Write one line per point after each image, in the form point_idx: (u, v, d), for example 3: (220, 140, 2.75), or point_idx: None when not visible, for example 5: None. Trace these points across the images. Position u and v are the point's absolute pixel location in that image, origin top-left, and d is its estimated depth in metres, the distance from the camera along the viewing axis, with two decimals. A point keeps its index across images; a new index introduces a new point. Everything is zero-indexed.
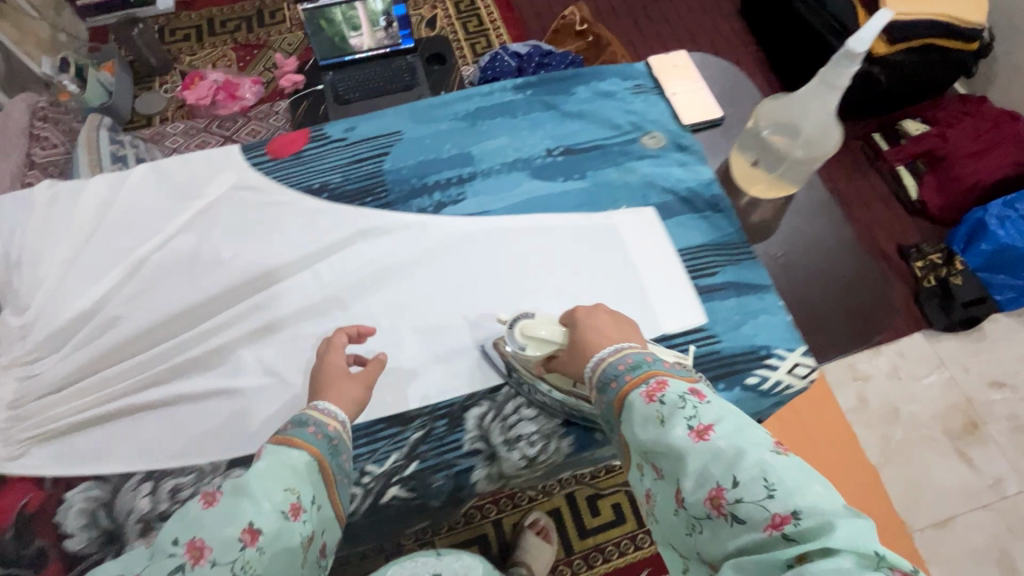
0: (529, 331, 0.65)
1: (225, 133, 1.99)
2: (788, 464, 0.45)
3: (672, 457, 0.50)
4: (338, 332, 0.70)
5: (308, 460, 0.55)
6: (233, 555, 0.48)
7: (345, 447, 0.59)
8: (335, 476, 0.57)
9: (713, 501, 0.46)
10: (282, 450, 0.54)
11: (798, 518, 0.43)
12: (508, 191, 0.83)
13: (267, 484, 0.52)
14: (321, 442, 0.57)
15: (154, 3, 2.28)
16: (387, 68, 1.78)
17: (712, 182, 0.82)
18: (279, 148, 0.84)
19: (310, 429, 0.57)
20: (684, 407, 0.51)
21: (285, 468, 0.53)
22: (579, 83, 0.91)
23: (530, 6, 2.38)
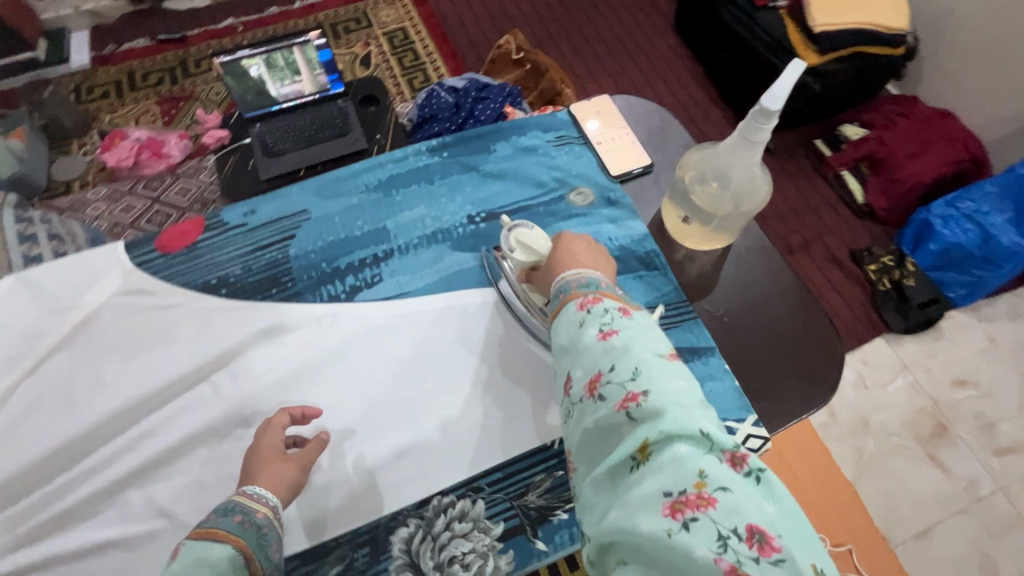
0: (525, 235, 0.68)
1: (152, 194, 1.88)
2: (662, 366, 0.48)
3: (575, 352, 0.52)
4: (280, 411, 0.63)
5: (232, 555, 0.50)
6: None
7: (275, 536, 0.54)
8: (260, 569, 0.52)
9: (591, 387, 0.50)
10: (204, 546, 0.50)
11: (648, 404, 0.45)
12: (428, 268, 0.76)
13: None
14: (247, 533, 0.53)
15: (68, 61, 2.19)
16: (318, 115, 1.70)
17: (644, 237, 0.78)
18: (169, 242, 0.76)
19: (236, 518, 0.53)
20: (602, 314, 0.53)
21: (203, 569, 0.49)
22: (498, 140, 0.85)
23: (465, 36, 2.35)
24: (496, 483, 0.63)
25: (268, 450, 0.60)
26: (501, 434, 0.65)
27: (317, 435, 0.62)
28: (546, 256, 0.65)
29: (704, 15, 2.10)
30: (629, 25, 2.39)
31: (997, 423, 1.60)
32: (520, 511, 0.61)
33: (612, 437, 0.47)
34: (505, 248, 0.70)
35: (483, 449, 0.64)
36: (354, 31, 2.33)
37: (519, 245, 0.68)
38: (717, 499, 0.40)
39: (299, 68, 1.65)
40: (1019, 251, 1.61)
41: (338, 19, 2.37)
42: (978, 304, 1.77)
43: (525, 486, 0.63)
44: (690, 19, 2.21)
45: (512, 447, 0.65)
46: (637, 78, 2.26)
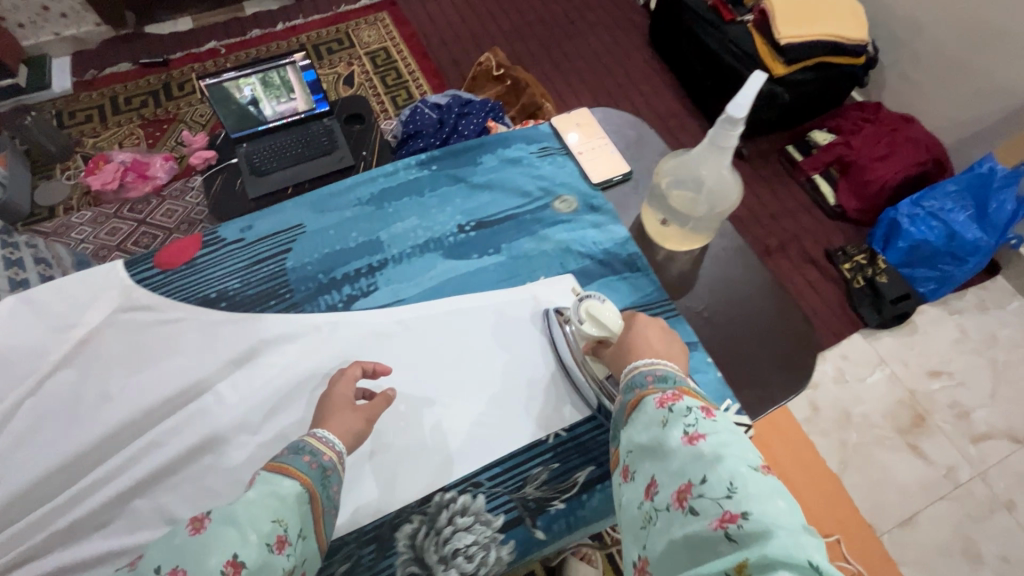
0: (595, 307, 0.67)
1: (138, 216, 1.89)
2: (760, 482, 0.45)
3: (659, 455, 0.51)
4: (354, 364, 0.68)
5: (300, 491, 0.53)
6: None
7: (337, 479, 0.58)
8: (322, 508, 0.55)
9: (677, 496, 0.47)
10: (276, 480, 0.53)
11: (747, 524, 0.42)
12: (422, 275, 0.79)
13: (258, 515, 0.50)
14: (314, 473, 0.56)
15: (50, 86, 2.19)
16: (303, 133, 1.74)
17: (626, 241, 0.82)
18: (169, 259, 0.78)
19: (305, 458, 0.56)
20: (687, 415, 0.51)
21: (275, 499, 0.51)
22: (484, 152, 0.89)
23: (447, 54, 2.41)
24: (494, 480, 0.65)
25: (341, 399, 0.64)
26: (500, 430, 0.68)
27: (385, 391, 0.67)
28: (617, 337, 0.64)
29: (677, 30, 2.19)
30: (605, 41, 2.48)
31: (973, 411, 1.67)
32: (519, 503, 0.64)
33: (703, 555, 0.43)
34: (574, 320, 0.68)
35: (483, 445, 0.67)
36: (337, 52, 2.38)
37: (588, 318, 0.67)
38: None
39: (294, 86, 1.66)
40: (983, 246, 1.70)
41: (320, 40, 2.42)
42: (948, 298, 1.84)
43: (524, 479, 0.65)
44: (664, 34, 2.30)
45: (508, 443, 0.68)
46: (615, 91, 2.33)
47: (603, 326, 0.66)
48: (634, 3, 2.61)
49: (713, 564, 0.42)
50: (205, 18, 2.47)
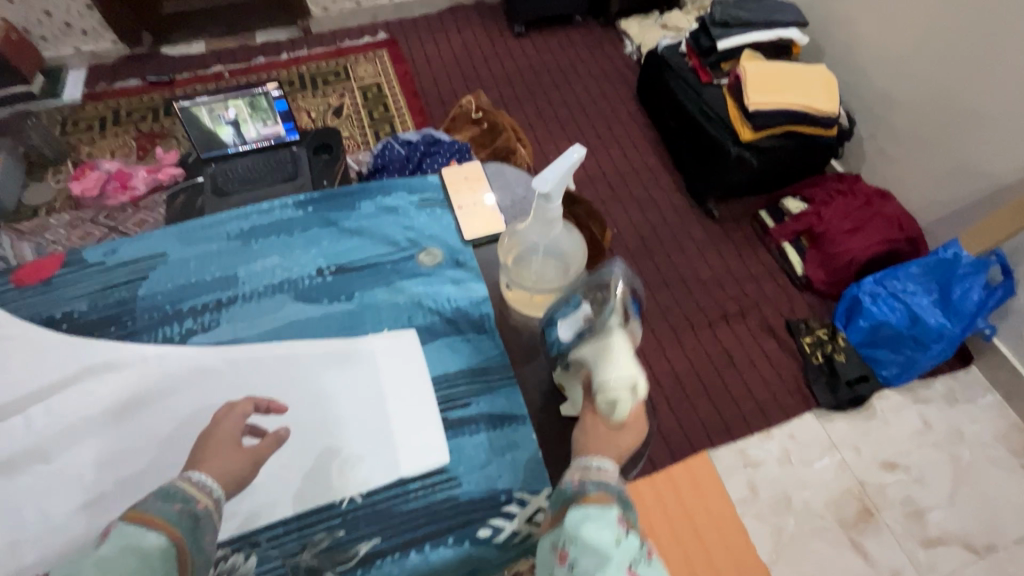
0: (625, 407, 0.61)
1: (112, 223, 1.97)
2: None
3: (603, 567, 0.51)
4: (246, 400, 0.70)
5: (165, 544, 0.52)
6: None
7: (209, 529, 0.57)
8: (192, 560, 0.54)
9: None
10: (137, 533, 0.52)
11: None
12: (266, 316, 0.78)
13: (108, 575, 0.49)
14: (184, 522, 0.55)
15: (61, 95, 2.35)
16: (270, 159, 1.81)
17: (483, 300, 0.80)
18: (27, 276, 0.80)
19: (176, 506, 0.56)
20: (638, 550, 0.53)
21: (131, 556, 0.51)
22: (364, 198, 0.89)
23: (436, 94, 2.49)
24: (272, 540, 0.62)
25: (224, 437, 0.65)
26: (299, 486, 0.65)
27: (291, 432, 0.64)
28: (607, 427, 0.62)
29: (658, 89, 2.22)
30: (593, 93, 2.52)
31: (927, 511, 1.54)
32: (290, 569, 0.61)
33: None
34: (609, 377, 0.61)
35: (267, 502, 0.64)
36: (332, 84, 2.48)
37: (614, 398, 0.60)
38: None
39: (272, 116, 1.80)
40: (947, 333, 1.61)
41: (318, 71, 2.53)
42: (913, 385, 1.74)
43: (304, 543, 0.62)
44: (648, 90, 2.33)
45: (299, 501, 0.65)
46: (595, 142, 2.35)
47: (609, 413, 0.62)
48: (627, 59, 2.66)
49: None
50: (217, 43, 2.62)
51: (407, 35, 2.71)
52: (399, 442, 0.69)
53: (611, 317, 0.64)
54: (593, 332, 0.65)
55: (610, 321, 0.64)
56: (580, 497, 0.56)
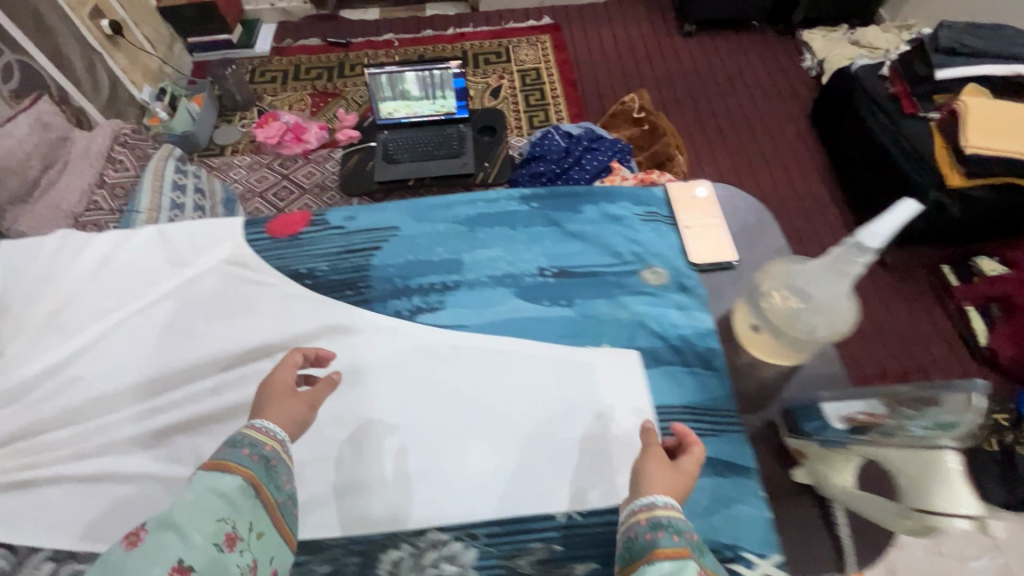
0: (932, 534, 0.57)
1: (283, 171, 2.12)
2: None
3: None
4: (293, 352, 0.69)
5: (240, 484, 0.55)
6: None
7: (283, 469, 0.59)
8: (271, 496, 0.57)
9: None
10: (216, 476, 0.55)
11: None
12: (488, 307, 0.79)
13: (194, 514, 0.52)
14: (255, 465, 0.57)
15: (254, 46, 2.56)
16: (439, 134, 1.87)
17: (709, 334, 0.76)
18: (278, 229, 0.86)
19: (244, 451, 0.58)
20: None
21: (216, 500, 0.53)
22: (587, 203, 0.88)
23: (593, 86, 2.43)
24: (379, 507, 0.66)
25: (282, 385, 0.66)
26: (496, 483, 0.67)
27: (329, 376, 0.70)
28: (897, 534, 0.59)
29: (844, 113, 2.02)
30: (761, 107, 2.33)
31: None
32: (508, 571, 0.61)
33: None
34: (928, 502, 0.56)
35: (484, 496, 0.66)
36: (493, 63, 2.50)
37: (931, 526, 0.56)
38: None
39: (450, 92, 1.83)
40: None
41: (481, 50, 2.55)
42: None
43: (519, 549, 0.63)
44: (829, 113, 2.12)
45: (511, 503, 0.65)
46: (757, 160, 2.18)
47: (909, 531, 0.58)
48: (804, 73, 2.43)
49: None
50: (389, 13, 2.74)
51: (570, 22, 2.66)
52: (620, 471, 0.67)
53: (938, 432, 0.58)
54: (909, 443, 0.59)
55: (937, 436, 0.58)
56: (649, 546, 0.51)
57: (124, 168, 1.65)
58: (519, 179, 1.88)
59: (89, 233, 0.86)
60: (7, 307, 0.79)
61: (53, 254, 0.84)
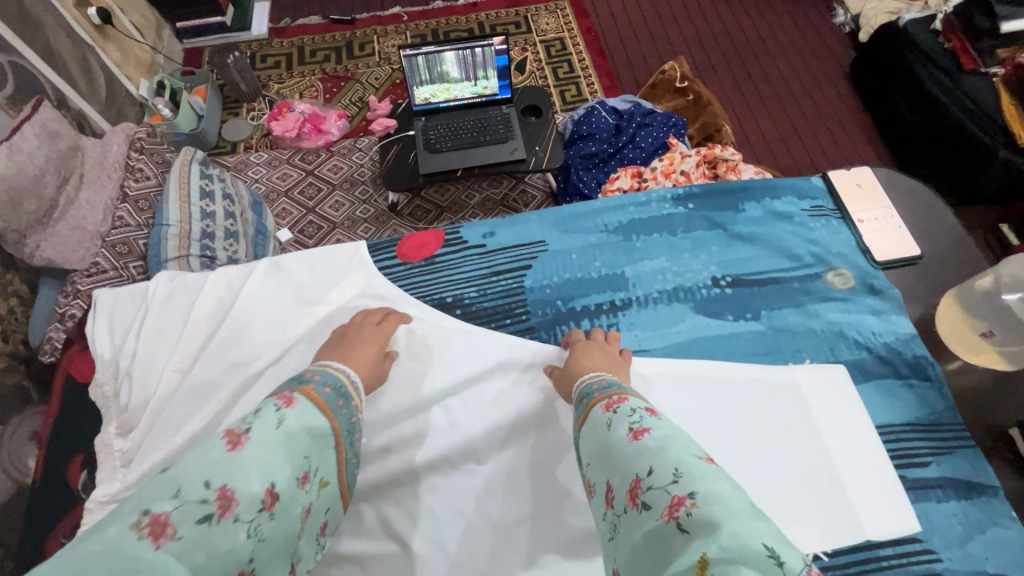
0: None
1: (307, 167, 1.96)
2: (699, 466, 0.55)
3: (614, 455, 0.61)
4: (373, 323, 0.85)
5: (328, 427, 0.64)
6: (253, 515, 0.52)
7: (357, 429, 0.70)
8: (343, 444, 0.66)
9: (630, 492, 0.57)
10: (314, 415, 0.63)
11: (692, 503, 0.51)
12: (671, 327, 0.92)
13: (295, 442, 0.59)
14: (341, 413, 0.67)
15: (250, 29, 2.33)
16: (482, 118, 1.74)
17: (910, 339, 0.90)
18: (410, 253, 1.01)
19: (329, 388, 0.69)
20: (631, 418, 0.64)
21: (307, 437, 0.61)
22: (750, 201, 1.05)
23: (623, 54, 2.28)
24: None
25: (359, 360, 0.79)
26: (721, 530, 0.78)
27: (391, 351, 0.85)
28: None
29: (890, 72, 1.96)
30: (799, 69, 2.25)
31: None
32: None
33: (658, 538, 0.51)
34: None
35: None
36: (513, 35, 2.30)
37: None
38: (722, 568, 0.44)
39: (487, 70, 1.67)
40: None
41: (498, 20, 2.35)
42: None
43: None
44: (873, 73, 2.05)
45: None
46: (802, 125, 2.11)
47: None
48: (838, 30, 2.35)
49: (665, 540, 0.50)
50: None
51: None
52: (859, 506, 0.77)
53: None
54: None
55: None
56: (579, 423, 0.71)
57: (146, 177, 1.43)
58: (569, 162, 1.77)
59: (195, 281, 1.00)
60: (135, 370, 0.91)
61: (163, 305, 0.96)
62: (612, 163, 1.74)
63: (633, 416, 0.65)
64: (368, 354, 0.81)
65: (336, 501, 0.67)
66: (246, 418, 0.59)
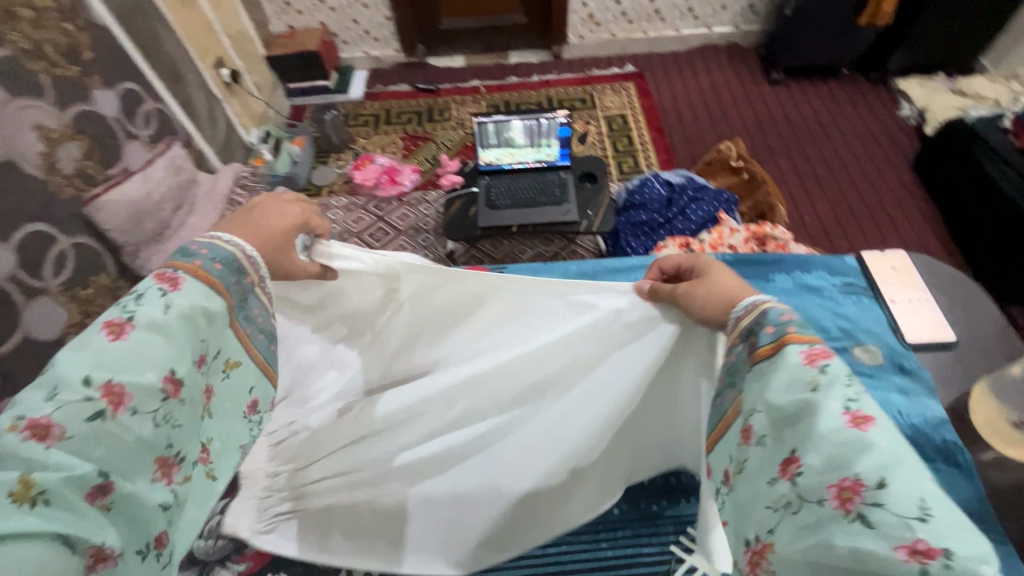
0: None
1: (378, 214, 2.11)
2: (947, 497, 0.41)
3: (808, 431, 0.48)
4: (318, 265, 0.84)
5: (220, 301, 0.59)
6: (154, 407, 0.51)
7: (256, 302, 0.65)
8: (238, 319, 0.63)
9: (838, 493, 0.44)
10: (209, 297, 0.58)
11: (944, 560, 0.38)
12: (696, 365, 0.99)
13: (191, 320, 0.55)
14: (232, 284, 0.61)
15: (348, 92, 2.66)
16: (540, 181, 1.88)
17: (942, 424, 0.87)
18: None
19: (217, 261, 0.60)
20: (847, 387, 0.48)
21: (199, 322, 0.56)
22: (781, 273, 1.10)
23: (681, 132, 2.41)
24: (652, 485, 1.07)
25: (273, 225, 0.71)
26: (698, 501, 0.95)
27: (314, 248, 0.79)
28: None
29: (956, 164, 1.94)
30: (860, 156, 2.26)
31: None
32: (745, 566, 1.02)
33: (868, 565, 0.42)
34: None
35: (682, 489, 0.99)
36: (579, 109, 2.49)
37: None
38: None
39: (549, 139, 1.83)
40: None
41: (566, 96, 2.55)
42: None
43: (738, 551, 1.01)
44: (938, 165, 2.04)
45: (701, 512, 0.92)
46: (859, 210, 2.10)
47: None
48: (904, 123, 2.36)
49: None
50: (475, 58, 2.79)
51: (654, 70, 2.68)
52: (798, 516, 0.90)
53: None
54: None
55: None
56: (752, 352, 0.59)
57: None
58: (618, 228, 1.86)
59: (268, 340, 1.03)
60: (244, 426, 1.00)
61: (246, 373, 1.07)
62: (660, 233, 1.80)
63: (849, 387, 0.49)
64: (295, 211, 0.74)
65: (262, 382, 0.68)
66: (125, 303, 0.53)
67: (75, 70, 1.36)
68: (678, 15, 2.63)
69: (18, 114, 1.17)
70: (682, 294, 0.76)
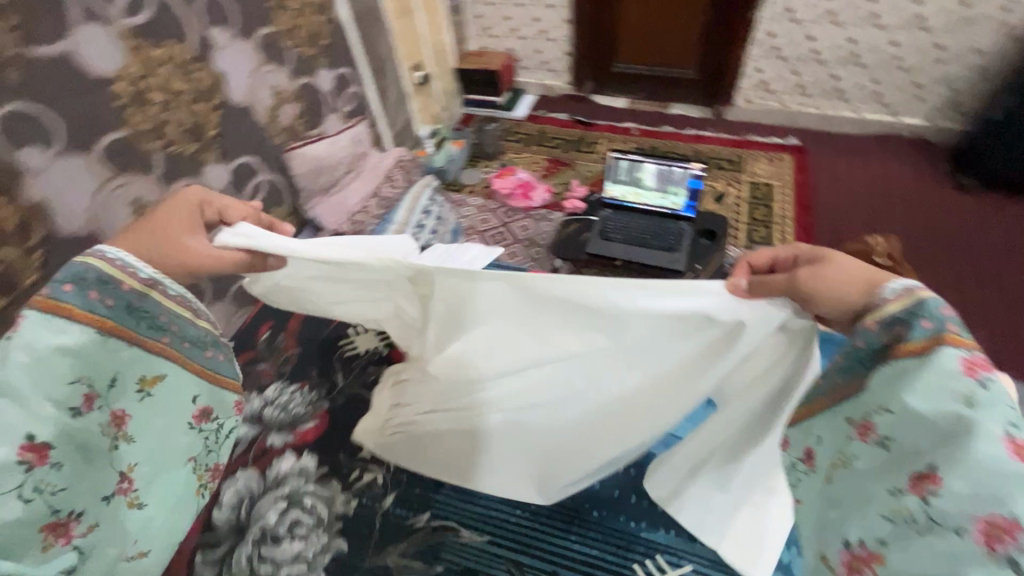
0: None
1: (505, 219, 2.35)
2: None
3: (960, 456, 0.51)
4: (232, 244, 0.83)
5: (92, 331, 0.70)
6: (20, 475, 0.62)
7: (156, 308, 0.77)
8: (131, 328, 0.74)
9: (985, 529, 0.48)
10: (64, 329, 0.68)
11: None
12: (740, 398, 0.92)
13: (53, 367, 0.66)
14: (116, 308, 0.72)
15: (513, 111, 2.94)
16: (659, 226, 1.90)
17: None
18: None
19: (91, 292, 0.70)
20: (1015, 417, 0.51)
21: (59, 368, 0.66)
22: None
23: (830, 215, 2.25)
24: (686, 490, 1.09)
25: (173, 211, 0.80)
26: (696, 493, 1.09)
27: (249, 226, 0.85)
28: None
29: None
30: None
31: None
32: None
33: None
34: None
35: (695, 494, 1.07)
36: (725, 169, 2.45)
37: None
38: None
39: (677, 189, 1.87)
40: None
41: (716, 154, 2.54)
42: None
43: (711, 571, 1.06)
44: None
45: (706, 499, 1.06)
46: None
47: None
48: None
49: None
50: (638, 104, 2.88)
51: (820, 148, 2.54)
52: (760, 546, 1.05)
53: None
54: None
55: None
56: (896, 347, 0.62)
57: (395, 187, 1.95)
58: None
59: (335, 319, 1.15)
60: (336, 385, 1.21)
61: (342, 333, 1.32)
62: None
63: (1008, 410, 0.53)
64: (194, 199, 0.84)
65: (188, 382, 0.82)
66: None
67: (313, 51, 1.76)
68: (864, 97, 2.53)
69: (263, 76, 1.56)
70: (807, 286, 0.71)
